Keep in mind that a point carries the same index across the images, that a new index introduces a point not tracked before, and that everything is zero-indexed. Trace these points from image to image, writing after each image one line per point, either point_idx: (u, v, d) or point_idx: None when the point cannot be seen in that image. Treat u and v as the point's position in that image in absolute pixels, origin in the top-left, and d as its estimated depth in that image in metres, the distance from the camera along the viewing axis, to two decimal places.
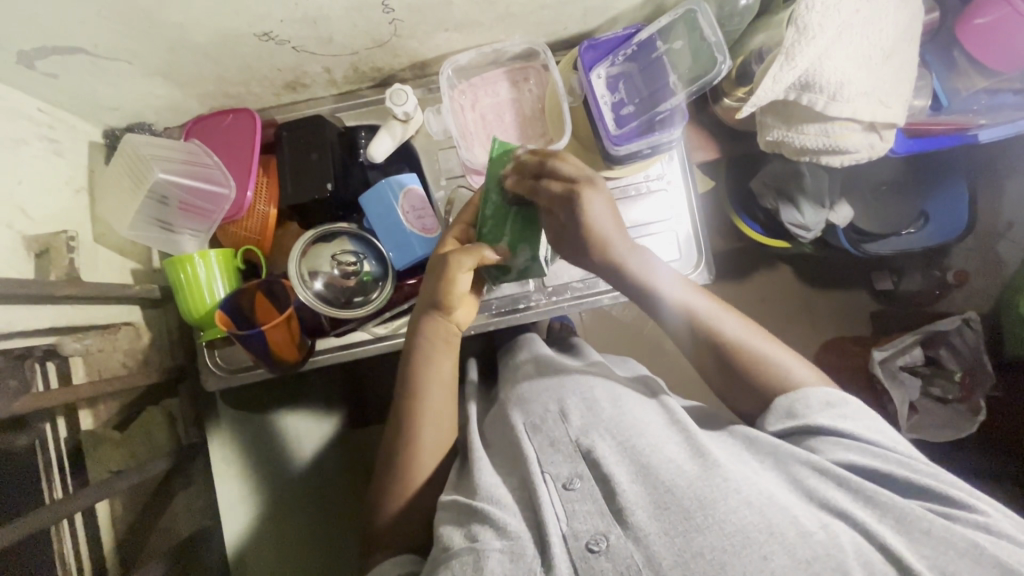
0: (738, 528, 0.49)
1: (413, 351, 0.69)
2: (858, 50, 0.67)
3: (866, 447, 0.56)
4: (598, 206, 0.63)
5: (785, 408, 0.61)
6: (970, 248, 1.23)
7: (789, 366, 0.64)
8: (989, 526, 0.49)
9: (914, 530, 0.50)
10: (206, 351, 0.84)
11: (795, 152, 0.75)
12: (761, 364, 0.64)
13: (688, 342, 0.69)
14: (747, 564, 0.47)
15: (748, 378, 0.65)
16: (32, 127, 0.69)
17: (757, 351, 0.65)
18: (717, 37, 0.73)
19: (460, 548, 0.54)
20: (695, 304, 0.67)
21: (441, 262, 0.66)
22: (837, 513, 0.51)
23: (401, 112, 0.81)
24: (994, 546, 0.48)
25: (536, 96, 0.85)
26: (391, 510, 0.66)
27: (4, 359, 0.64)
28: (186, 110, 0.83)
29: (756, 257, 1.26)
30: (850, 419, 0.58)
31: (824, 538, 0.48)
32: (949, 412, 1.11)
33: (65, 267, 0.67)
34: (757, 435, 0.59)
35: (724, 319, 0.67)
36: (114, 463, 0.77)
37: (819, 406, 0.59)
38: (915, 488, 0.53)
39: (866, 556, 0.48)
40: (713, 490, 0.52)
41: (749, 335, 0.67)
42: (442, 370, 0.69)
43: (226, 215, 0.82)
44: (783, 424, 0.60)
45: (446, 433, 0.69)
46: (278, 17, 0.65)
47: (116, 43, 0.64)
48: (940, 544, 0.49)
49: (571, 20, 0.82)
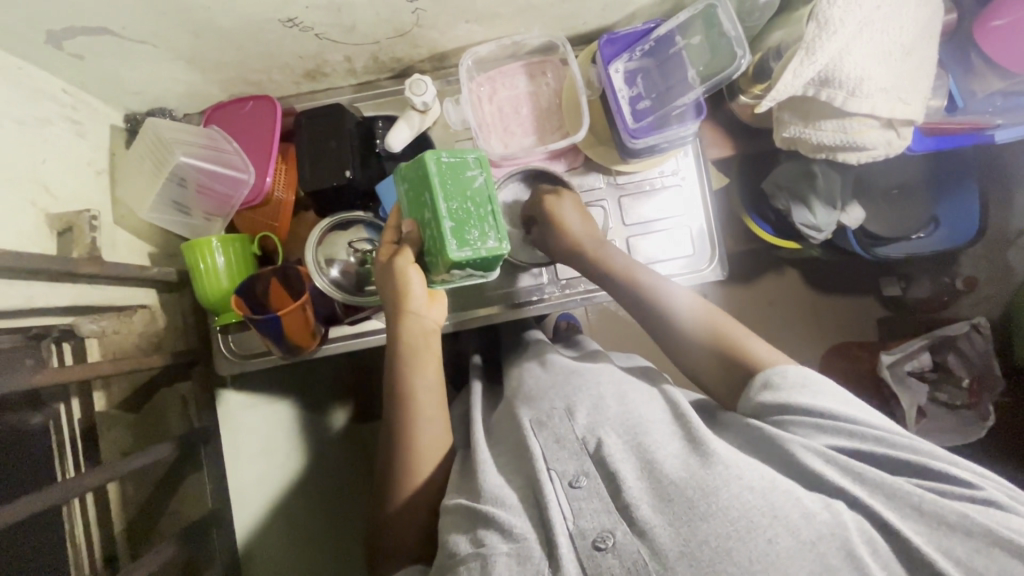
0: (742, 514, 0.48)
1: (394, 355, 0.69)
2: (879, 46, 0.67)
3: (836, 425, 0.54)
4: (569, 208, 0.78)
5: (761, 381, 0.60)
6: (979, 255, 1.23)
7: (749, 343, 0.64)
8: (973, 493, 0.49)
9: (906, 507, 0.49)
10: (219, 337, 0.84)
11: (813, 147, 0.76)
12: (727, 344, 0.65)
13: (687, 341, 0.68)
14: (752, 550, 0.46)
15: (720, 359, 0.65)
16: (57, 108, 0.69)
17: (721, 331, 0.66)
18: (737, 32, 0.72)
19: (466, 554, 0.53)
20: (677, 296, 0.71)
21: (388, 271, 0.68)
22: (834, 492, 0.50)
23: (420, 101, 0.81)
24: (982, 515, 0.47)
25: (554, 90, 0.86)
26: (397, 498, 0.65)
27: (22, 339, 0.65)
28: (207, 96, 0.84)
29: (765, 260, 1.27)
30: (823, 395, 0.56)
31: (828, 518, 0.48)
32: (956, 419, 1.11)
33: (87, 246, 0.67)
34: (750, 423, 0.57)
35: (695, 306, 0.69)
36: (124, 446, 0.77)
37: (796, 381, 0.58)
38: (903, 465, 0.51)
39: (869, 532, 0.48)
40: (715, 478, 0.51)
41: (714, 316, 0.68)
42: (427, 374, 0.69)
43: (244, 200, 0.82)
44: (763, 395, 0.59)
45: (442, 427, 0.69)
46: (303, 3, 0.66)
47: (143, 26, 0.65)
48: (935, 520, 0.48)
49: (590, 14, 0.82)
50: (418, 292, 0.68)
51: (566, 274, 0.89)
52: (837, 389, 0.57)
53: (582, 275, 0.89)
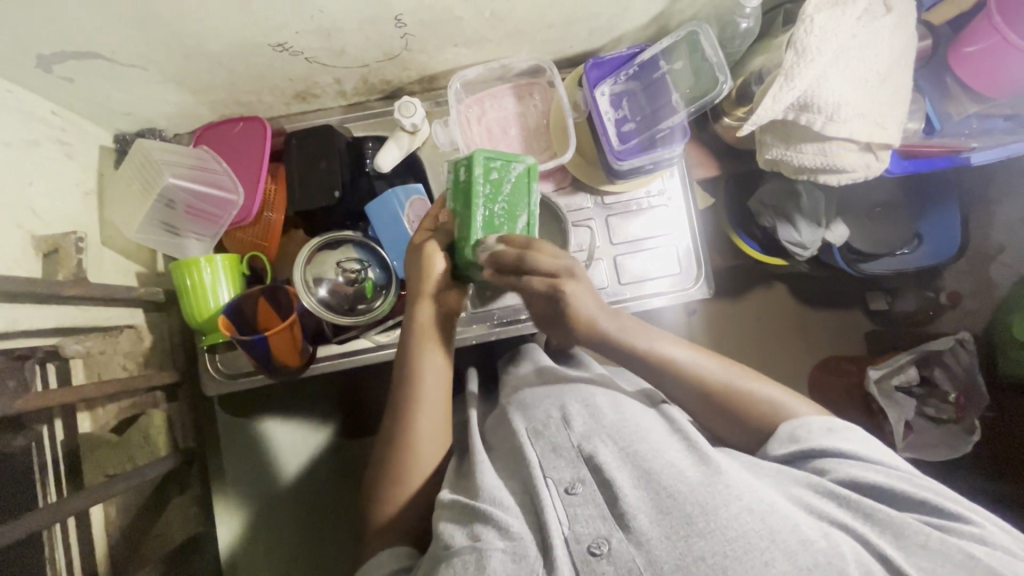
0: (739, 534, 0.48)
1: (407, 336, 0.71)
2: (855, 73, 0.69)
3: (865, 464, 0.55)
4: (584, 297, 0.64)
5: (787, 434, 0.60)
6: (963, 271, 1.25)
7: (779, 401, 0.64)
8: (984, 536, 0.49)
9: (912, 545, 0.49)
10: (206, 355, 0.84)
11: (795, 169, 0.77)
12: (754, 402, 0.65)
13: (689, 400, 0.67)
14: (748, 570, 0.46)
15: (746, 420, 0.64)
16: (46, 130, 0.70)
17: (745, 390, 0.66)
18: (719, 58, 0.74)
19: (461, 547, 0.54)
20: (688, 356, 0.68)
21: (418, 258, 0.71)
22: (838, 525, 0.50)
23: (409, 123, 0.83)
24: (991, 557, 0.47)
25: (541, 112, 0.87)
26: (396, 499, 0.66)
27: (5, 360, 0.64)
28: (197, 117, 0.85)
29: (753, 275, 1.29)
30: (855, 442, 0.57)
31: (825, 546, 0.47)
32: (943, 432, 1.12)
33: (72, 268, 0.67)
34: (759, 460, 0.59)
35: (706, 365, 0.68)
36: (111, 467, 0.75)
37: (821, 430, 0.59)
38: (917, 505, 0.52)
39: (868, 565, 0.47)
40: (715, 495, 0.51)
41: (733, 375, 0.67)
42: (434, 358, 0.70)
43: (233, 220, 0.83)
44: (789, 448, 0.59)
45: (442, 426, 0.70)
46: (294, 28, 0.67)
47: (133, 50, 0.65)
48: (939, 557, 0.47)
49: (576, 39, 0.84)
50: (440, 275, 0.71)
51: None
52: (874, 441, 0.58)
53: None
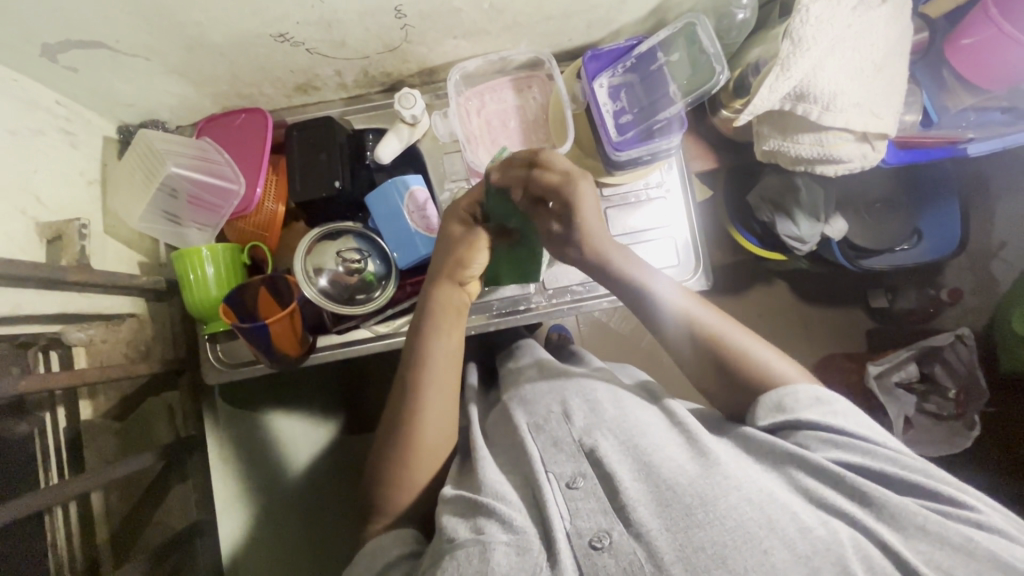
0: (738, 524, 0.48)
1: (424, 318, 0.71)
2: (851, 63, 0.70)
3: (852, 443, 0.54)
4: (592, 197, 0.64)
5: (773, 403, 0.59)
6: (964, 266, 1.24)
7: (769, 361, 0.64)
8: (982, 522, 0.48)
9: (910, 527, 0.49)
10: (207, 345, 0.85)
11: (792, 160, 0.78)
12: (745, 359, 0.64)
13: (689, 352, 0.67)
14: (748, 559, 0.46)
15: (734, 378, 0.64)
16: (51, 119, 0.71)
17: (739, 346, 0.65)
18: (715, 48, 0.75)
19: (464, 539, 0.53)
20: (687, 305, 0.67)
21: (461, 240, 0.71)
22: (832, 510, 0.50)
23: (409, 115, 0.84)
24: (990, 542, 0.47)
25: (541, 104, 0.88)
26: (408, 489, 0.67)
27: (6, 346, 0.67)
28: (200, 110, 0.86)
29: (754, 271, 1.29)
30: (841, 416, 0.57)
31: (824, 533, 0.48)
32: (944, 429, 1.11)
33: (75, 254, 0.68)
34: (751, 436, 0.58)
35: (710, 319, 0.67)
36: (109, 455, 0.77)
37: (809, 401, 0.58)
38: (910, 487, 0.52)
39: (866, 551, 0.47)
40: (714, 487, 0.51)
41: (727, 330, 0.66)
42: (449, 342, 0.71)
43: (235, 210, 0.84)
44: (771, 419, 0.59)
45: (450, 418, 0.69)
46: (295, 19, 0.68)
47: (137, 40, 0.66)
48: (936, 540, 0.48)
49: (574, 32, 0.85)
50: (473, 270, 0.72)
51: (553, 284, 0.91)
52: (859, 414, 0.58)
53: (568, 285, 0.91)
